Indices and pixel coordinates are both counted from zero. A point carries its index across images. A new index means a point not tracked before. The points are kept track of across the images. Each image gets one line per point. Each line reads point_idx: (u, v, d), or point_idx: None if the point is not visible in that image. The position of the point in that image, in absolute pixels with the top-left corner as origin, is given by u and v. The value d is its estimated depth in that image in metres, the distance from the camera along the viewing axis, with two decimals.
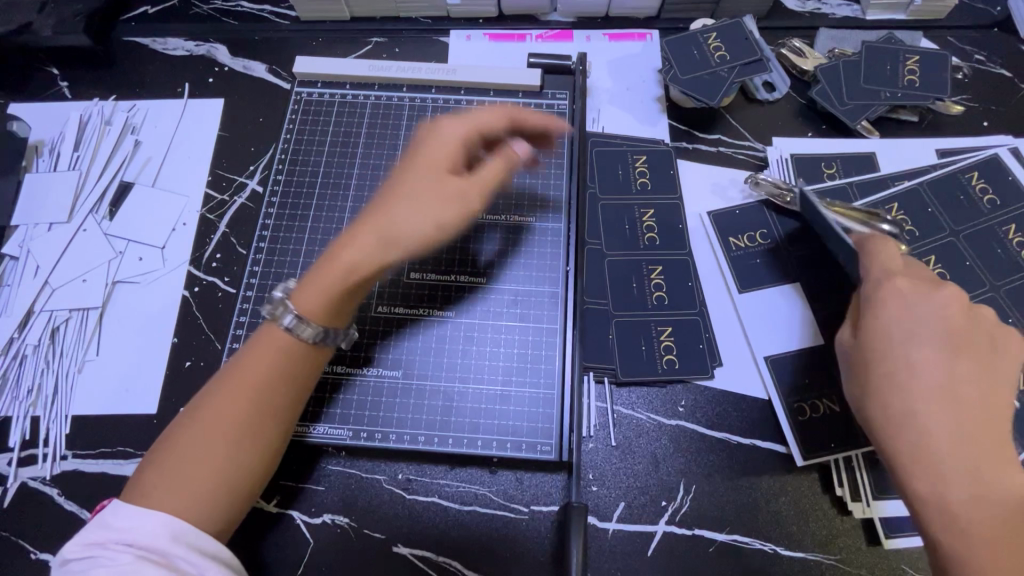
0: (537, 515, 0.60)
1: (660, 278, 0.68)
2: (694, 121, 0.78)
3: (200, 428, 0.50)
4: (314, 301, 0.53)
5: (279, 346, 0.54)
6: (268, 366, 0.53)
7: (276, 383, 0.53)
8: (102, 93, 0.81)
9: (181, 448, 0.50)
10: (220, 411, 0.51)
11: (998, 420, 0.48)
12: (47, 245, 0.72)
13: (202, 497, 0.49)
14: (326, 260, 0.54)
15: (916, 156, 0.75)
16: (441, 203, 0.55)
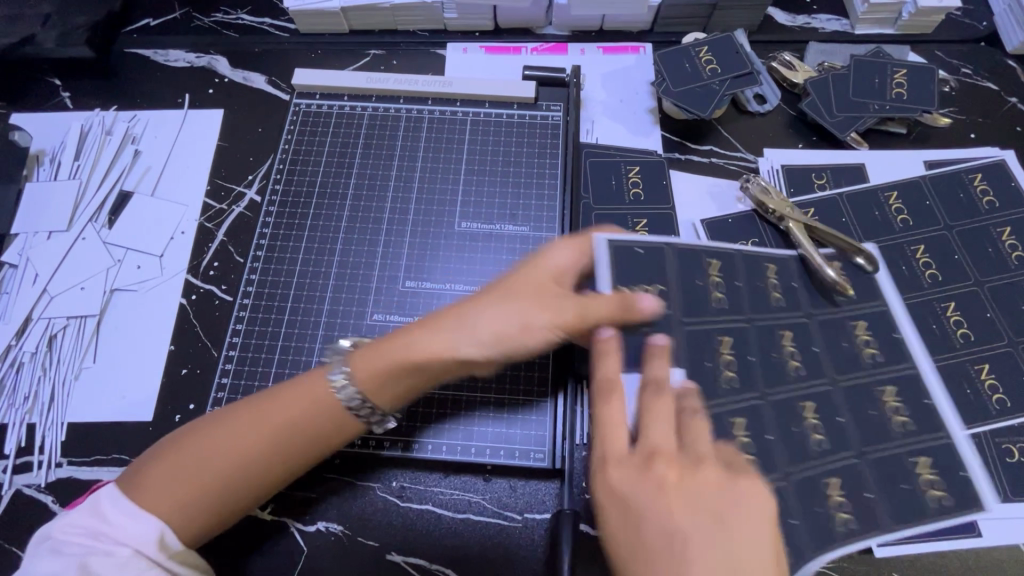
0: (530, 523, 0.61)
1: (668, 272, 0.57)
2: (687, 133, 0.79)
3: (214, 443, 0.52)
4: (371, 372, 0.54)
5: (316, 395, 0.54)
6: (295, 411, 0.53)
7: (297, 430, 0.53)
8: (104, 103, 0.82)
9: (181, 454, 0.52)
10: (234, 439, 0.52)
11: (722, 559, 0.43)
12: (47, 253, 0.72)
13: (185, 510, 0.51)
14: (392, 337, 0.55)
15: (904, 167, 0.76)
16: (532, 303, 0.53)
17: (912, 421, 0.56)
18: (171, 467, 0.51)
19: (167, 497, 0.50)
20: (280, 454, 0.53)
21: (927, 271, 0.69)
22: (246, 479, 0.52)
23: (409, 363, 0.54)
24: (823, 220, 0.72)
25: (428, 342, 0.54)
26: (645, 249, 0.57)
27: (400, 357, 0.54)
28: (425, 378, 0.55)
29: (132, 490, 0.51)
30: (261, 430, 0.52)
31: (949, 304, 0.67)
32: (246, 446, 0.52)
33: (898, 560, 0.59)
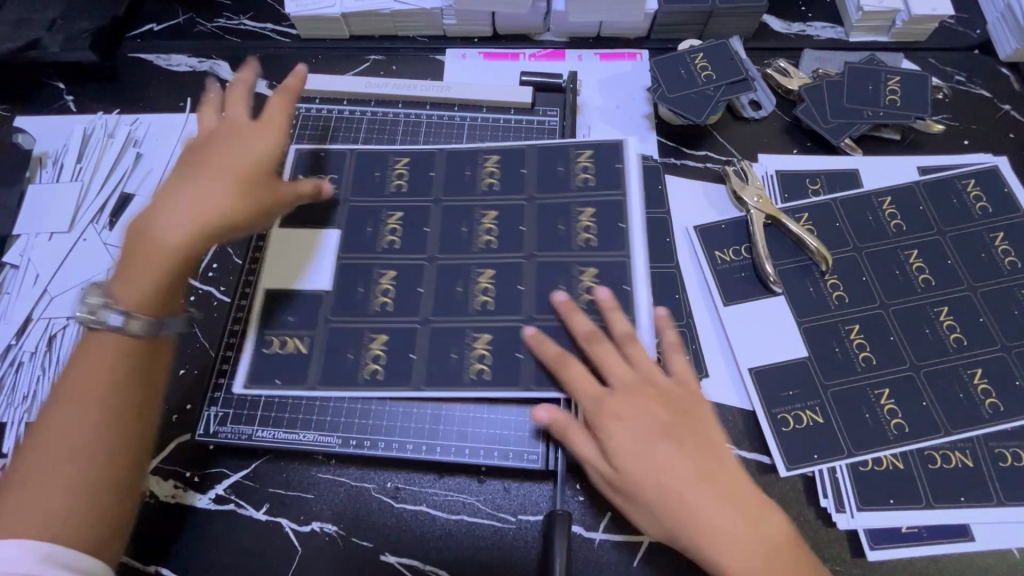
0: (524, 524, 0.61)
1: (404, 168, 0.71)
2: (682, 138, 0.80)
3: (58, 433, 0.49)
4: (146, 289, 0.52)
5: (102, 343, 0.51)
6: (102, 367, 0.51)
7: (113, 387, 0.51)
8: (107, 107, 0.83)
9: (45, 467, 0.48)
10: (64, 427, 0.49)
11: (711, 461, 0.54)
12: (48, 254, 0.73)
13: (63, 515, 0.47)
14: (139, 250, 0.53)
15: (898, 172, 0.77)
16: (246, 160, 0.59)
17: (907, 423, 0.62)
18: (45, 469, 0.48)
19: (49, 502, 0.47)
20: (127, 422, 0.51)
21: (920, 275, 0.69)
22: (114, 456, 0.50)
23: (174, 262, 0.53)
24: (817, 225, 0.73)
25: (173, 220, 0.54)
26: (328, 153, 0.73)
27: (155, 263, 0.53)
28: (181, 272, 0.54)
29: (3, 521, 0.46)
30: (80, 404, 0.50)
31: (941, 309, 0.68)
32: (85, 428, 0.49)
33: (891, 564, 0.59)
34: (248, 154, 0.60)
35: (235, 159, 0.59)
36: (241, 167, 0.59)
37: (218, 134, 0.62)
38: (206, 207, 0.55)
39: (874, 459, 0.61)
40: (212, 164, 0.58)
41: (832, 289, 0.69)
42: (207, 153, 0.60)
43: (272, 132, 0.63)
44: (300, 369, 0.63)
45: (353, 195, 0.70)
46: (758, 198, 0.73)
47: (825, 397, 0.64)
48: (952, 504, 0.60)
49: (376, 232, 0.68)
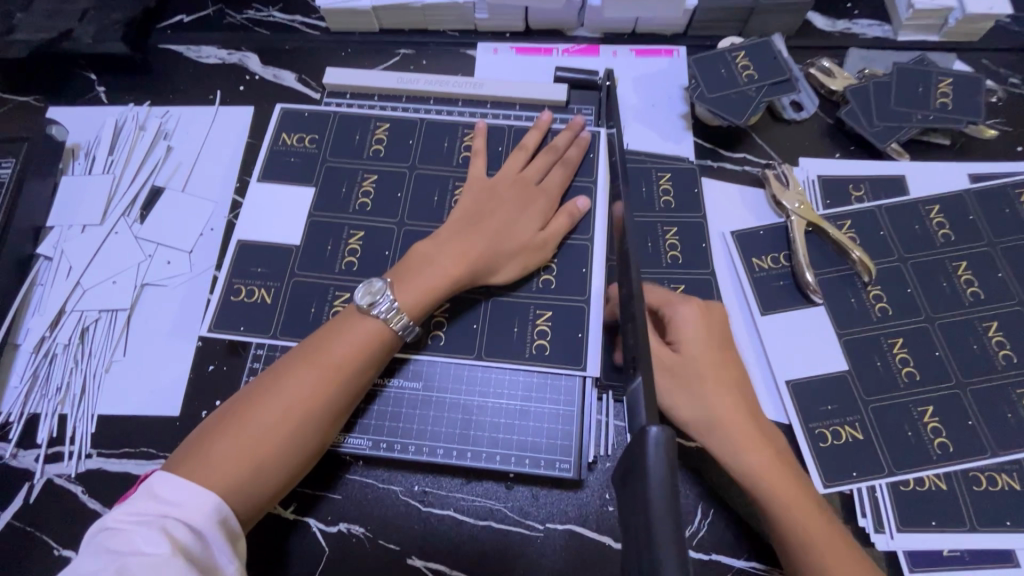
0: (551, 532, 0.60)
1: (384, 133, 0.74)
2: (720, 140, 0.77)
3: (266, 408, 0.54)
4: (415, 300, 0.59)
5: (368, 334, 0.57)
6: (354, 353, 0.57)
7: (344, 377, 0.56)
8: (138, 98, 0.83)
9: (247, 424, 0.53)
10: (279, 395, 0.54)
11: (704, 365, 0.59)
12: (80, 246, 0.73)
13: (239, 482, 0.51)
14: (432, 267, 0.60)
15: (948, 179, 0.73)
16: (524, 220, 0.65)
17: (950, 443, 0.60)
18: (239, 438, 0.52)
19: (232, 467, 0.51)
20: (321, 423, 0.55)
21: (968, 288, 0.67)
22: (296, 449, 0.54)
23: (444, 285, 0.60)
24: (859, 233, 0.70)
25: (443, 257, 0.61)
26: (312, 113, 0.75)
27: (430, 276, 0.60)
28: (451, 291, 0.61)
29: (199, 469, 0.50)
30: (304, 396, 0.55)
31: (990, 325, 0.65)
32: (282, 414, 0.54)
33: None
34: (524, 224, 0.65)
35: (518, 228, 0.64)
36: (512, 241, 0.63)
37: (500, 192, 0.66)
38: (479, 260, 0.62)
39: (915, 479, 0.59)
40: (488, 225, 0.63)
41: (875, 301, 0.67)
42: (491, 203, 0.65)
43: (537, 208, 0.66)
44: (261, 321, 0.66)
45: (332, 154, 0.73)
46: (800, 204, 0.70)
47: (865, 413, 0.62)
48: (998, 529, 0.57)
49: (348, 191, 0.71)
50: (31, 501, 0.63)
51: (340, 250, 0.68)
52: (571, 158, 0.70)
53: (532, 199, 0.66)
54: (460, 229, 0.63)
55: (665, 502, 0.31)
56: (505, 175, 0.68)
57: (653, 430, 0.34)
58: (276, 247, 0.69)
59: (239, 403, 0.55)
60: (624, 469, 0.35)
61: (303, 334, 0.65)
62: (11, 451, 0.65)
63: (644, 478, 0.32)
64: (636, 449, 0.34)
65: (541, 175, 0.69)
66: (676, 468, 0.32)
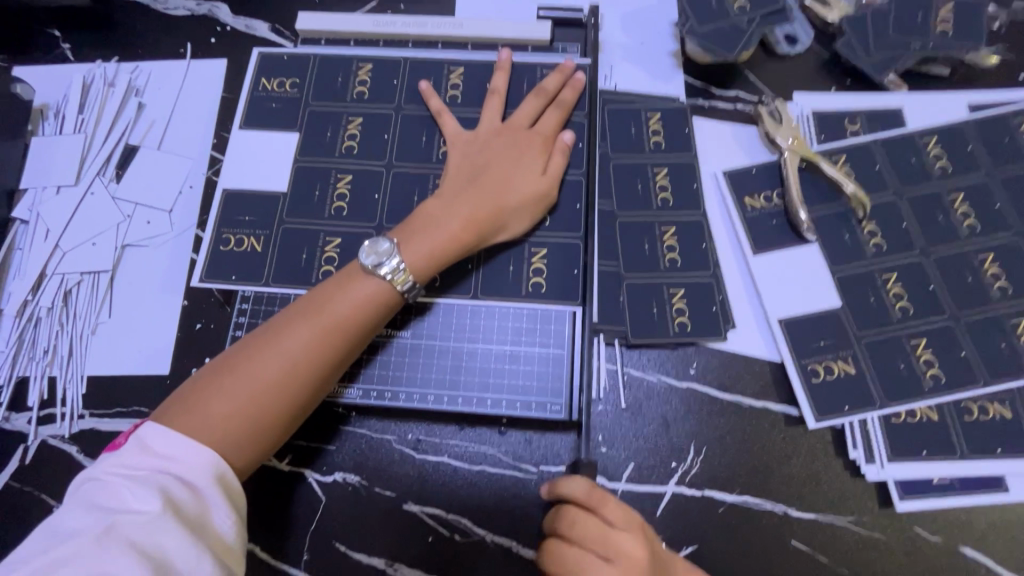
0: (545, 475, 0.60)
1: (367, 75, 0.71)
2: (712, 77, 0.74)
3: (262, 363, 0.52)
4: (426, 266, 0.58)
5: (367, 293, 0.56)
6: (351, 312, 0.55)
7: (341, 335, 0.55)
8: (105, 54, 0.79)
9: (241, 378, 0.52)
10: (274, 350, 0.53)
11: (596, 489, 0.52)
12: (57, 208, 0.72)
13: (240, 438, 0.51)
14: (440, 231, 0.59)
15: (947, 110, 0.71)
16: (522, 167, 0.63)
17: (943, 373, 0.60)
18: (238, 394, 0.51)
19: (226, 422, 0.50)
20: (319, 382, 0.54)
21: (965, 221, 0.65)
22: (295, 408, 0.54)
23: (452, 248, 0.59)
24: (854, 167, 0.68)
25: (449, 218, 0.59)
26: (291, 57, 0.72)
27: (437, 240, 0.58)
28: (460, 254, 0.59)
29: (193, 421, 0.50)
30: (299, 354, 0.53)
31: (987, 257, 0.64)
32: (282, 370, 0.53)
33: (922, 516, 0.57)
34: (523, 173, 0.62)
35: (518, 179, 0.62)
36: (515, 194, 0.61)
37: (492, 145, 0.64)
38: (486, 218, 0.60)
39: (906, 411, 0.60)
40: (488, 181, 0.61)
41: (869, 236, 0.65)
42: (487, 158, 0.63)
43: (533, 155, 0.64)
44: (248, 268, 0.65)
45: (313, 99, 0.70)
46: (793, 139, 0.68)
47: (858, 348, 0.61)
48: (987, 456, 0.58)
49: (333, 134, 0.69)
50: (27, 462, 0.63)
51: (322, 201, 0.66)
52: (564, 100, 0.67)
53: (527, 145, 0.64)
54: (463, 187, 0.61)
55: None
56: (490, 130, 0.65)
57: None
58: (256, 198, 0.67)
59: (234, 355, 0.54)
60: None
61: (294, 282, 0.64)
62: (4, 414, 0.65)
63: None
64: None
65: (532, 120, 0.66)
66: None
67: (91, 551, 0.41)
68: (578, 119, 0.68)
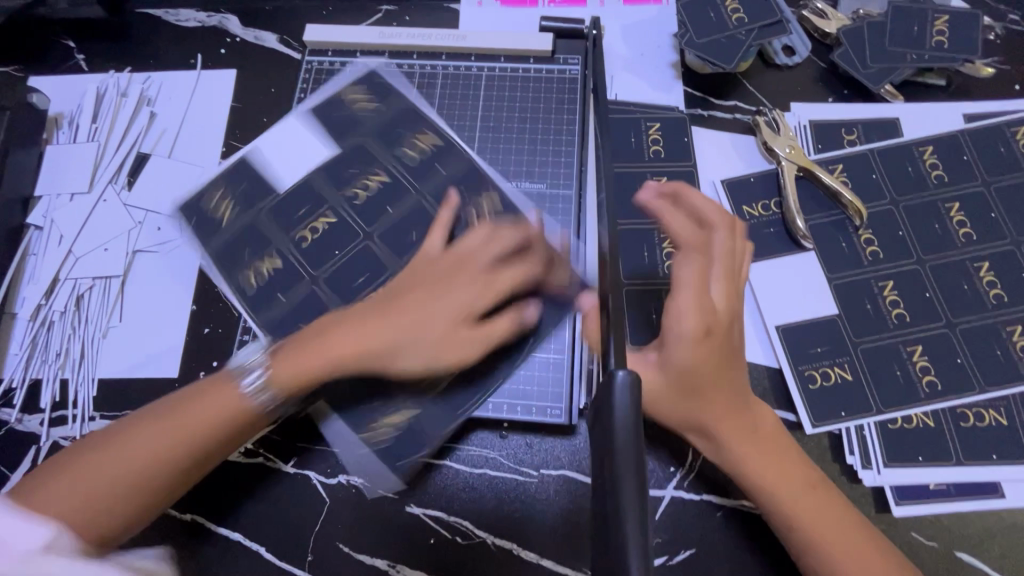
0: (546, 478, 0.61)
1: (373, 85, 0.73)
2: (711, 87, 0.75)
3: (142, 434, 0.52)
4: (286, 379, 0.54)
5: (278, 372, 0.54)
6: (262, 380, 0.54)
7: (233, 406, 0.54)
8: (119, 65, 0.82)
9: (118, 448, 0.52)
10: (174, 419, 0.53)
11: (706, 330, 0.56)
12: (70, 215, 0.73)
13: (93, 503, 0.50)
14: (324, 354, 0.54)
15: (943, 120, 0.72)
16: (456, 297, 0.56)
17: (939, 380, 0.61)
18: (127, 460, 0.51)
19: (86, 488, 0.50)
20: (207, 450, 0.53)
21: (961, 229, 0.66)
22: (179, 474, 0.53)
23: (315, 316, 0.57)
24: (852, 176, 0.69)
25: (336, 346, 0.54)
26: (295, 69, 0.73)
27: (313, 363, 0.54)
28: (361, 367, 0.55)
29: (53, 485, 0.50)
30: (197, 424, 0.53)
31: (983, 265, 0.65)
32: (173, 438, 0.52)
33: (918, 521, 0.58)
34: (460, 314, 0.55)
35: (443, 307, 0.55)
36: (438, 317, 0.55)
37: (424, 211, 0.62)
38: (373, 348, 0.54)
39: (903, 417, 0.60)
40: (410, 309, 0.55)
41: (866, 244, 0.66)
42: (412, 281, 0.58)
43: (476, 268, 0.57)
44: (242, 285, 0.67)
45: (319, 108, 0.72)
46: (791, 148, 0.69)
47: (855, 354, 0.62)
48: (982, 462, 0.59)
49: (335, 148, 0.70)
50: (39, 463, 0.65)
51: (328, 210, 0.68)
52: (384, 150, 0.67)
53: (466, 276, 0.57)
54: (362, 311, 0.57)
55: (629, 439, 0.31)
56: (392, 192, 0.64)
57: (620, 373, 0.33)
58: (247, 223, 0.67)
59: (121, 425, 0.53)
60: (592, 407, 0.34)
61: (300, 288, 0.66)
62: (17, 415, 0.67)
63: (610, 425, 0.32)
64: (602, 392, 0.33)
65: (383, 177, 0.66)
66: (642, 410, 0.32)
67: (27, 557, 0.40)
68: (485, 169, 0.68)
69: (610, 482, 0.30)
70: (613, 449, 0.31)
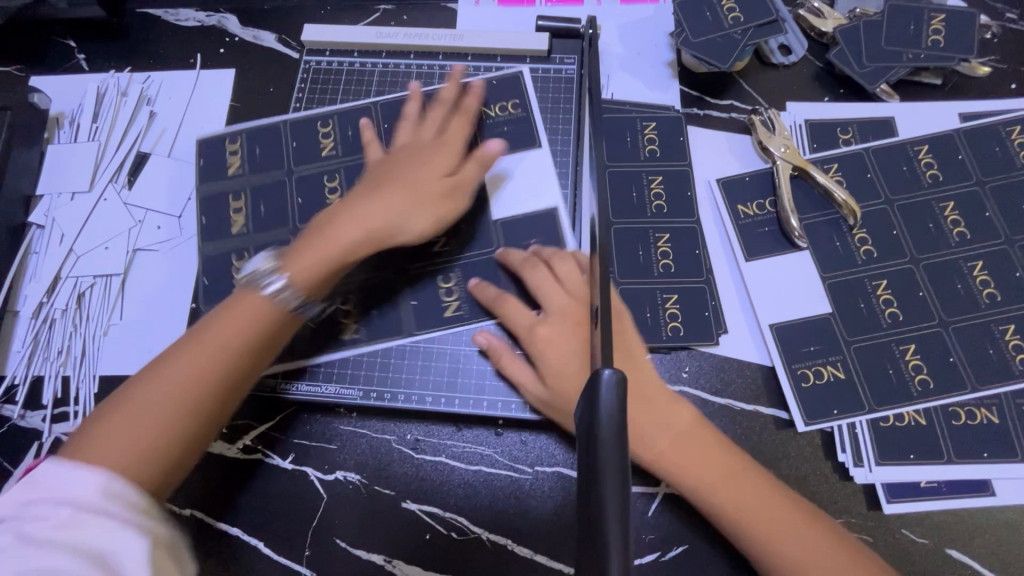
0: (540, 475, 0.62)
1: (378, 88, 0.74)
2: (708, 87, 0.76)
3: (214, 332, 0.54)
4: (184, 387, 0.51)
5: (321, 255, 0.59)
6: (307, 267, 0.58)
7: (304, 288, 0.57)
8: (119, 64, 0.82)
9: (199, 346, 0.53)
10: (231, 315, 0.55)
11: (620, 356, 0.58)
12: (71, 214, 0.74)
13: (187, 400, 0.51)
14: (194, 367, 0.52)
15: (939, 119, 0.72)
16: (310, 263, 0.58)
17: (931, 379, 0.61)
18: (191, 360, 0.52)
19: (179, 386, 0.51)
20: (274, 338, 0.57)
21: (955, 229, 0.66)
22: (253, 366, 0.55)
23: (328, 257, 0.59)
24: (846, 175, 0.70)
25: (210, 346, 0.53)
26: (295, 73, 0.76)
27: (193, 368, 0.52)
28: (231, 373, 0.53)
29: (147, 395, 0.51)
30: (251, 313, 0.55)
31: (976, 264, 0.65)
32: (238, 332, 0.54)
33: (909, 518, 0.58)
34: (307, 294, 0.57)
35: (299, 286, 0.57)
36: (294, 304, 0.57)
37: (401, 159, 0.65)
38: (243, 346, 0.54)
39: (895, 415, 0.61)
40: (262, 297, 0.56)
41: (860, 243, 0.67)
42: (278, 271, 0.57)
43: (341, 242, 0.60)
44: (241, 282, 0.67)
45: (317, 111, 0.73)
46: (785, 148, 0.70)
47: (847, 353, 0.63)
48: (974, 460, 0.59)
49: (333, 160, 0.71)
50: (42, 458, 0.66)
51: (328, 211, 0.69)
52: (468, 108, 0.69)
53: (321, 251, 0.59)
54: (221, 310, 0.56)
55: (612, 435, 0.32)
56: (405, 146, 0.67)
57: (605, 374, 0.34)
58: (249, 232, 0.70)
59: (200, 325, 0.55)
60: (579, 406, 0.36)
61: None
62: (20, 411, 0.68)
63: (594, 421, 0.33)
64: (588, 391, 0.35)
65: (439, 131, 0.68)
66: (626, 410, 0.33)
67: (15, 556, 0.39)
68: (491, 119, 0.71)
69: (593, 480, 0.31)
70: (597, 444, 0.32)
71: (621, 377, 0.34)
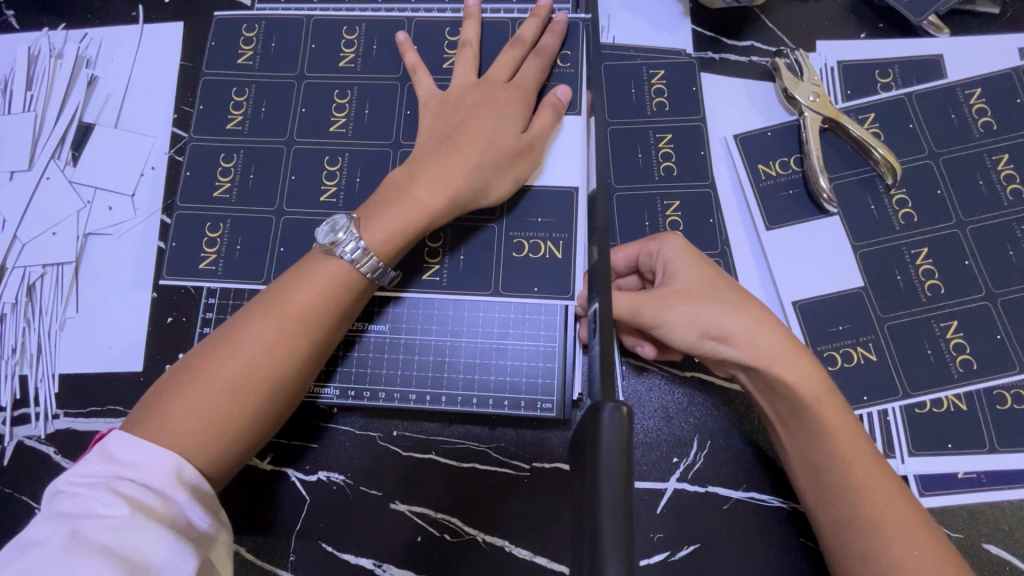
0: (539, 471, 0.57)
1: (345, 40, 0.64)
2: (724, 25, 0.65)
3: (220, 368, 0.47)
4: (198, 431, 0.45)
5: (334, 275, 0.50)
6: (317, 292, 0.50)
7: (315, 317, 0.49)
8: (50, 20, 0.72)
9: (204, 384, 0.46)
10: (236, 348, 0.47)
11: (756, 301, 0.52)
12: (13, 197, 0.67)
13: (203, 439, 0.45)
14: (204, 409, 0.45)
15: (994, 56, 0.62)
16: (318, 287, 0.50)
17: (974, 359, 0.55)
18: (201, 400, 0.46)
19: (191, 429, 0.45)
20: (295, 375, 0.49)
21: (1008, 186, 0.58)
22: (274, 404, 0.48)
23: (424, 218, 0.52)
24: (884, 127, 0.61)
25: (218, 387, 0.46)
26: (247, 23, 0.65)
27: (202, 409, 0.45)
28: (248, 414, 0.47)
29: (154, 431, 0.44)
30: (262, 348, 0.48)
31: None
32: (248, 369, 0.47)
33: (945, 513, 0.53)
34: (321, 323, 0.50)
35: (309, 313, 0.49)
36: (308, 335, 0.49)
37: (466, 101, 0.57)
38: (258, 387, 0.47)
39: (932, 400, 0.55)
40: (271, 327, 0.48)
41: (898, 206, 0.58)
42: (280, 297, 0.49)
43: (343, 263, 0.51)
44: (200, 269, 0.61)
45: (275, 70, 0.64)
46: (816, 96, 0.60)
47: (881, 332, 0.56)
48: (1017, 447, 0.53)
49: (323, 110, 0.63)
50: (3, 463, 0.61)
51: (299, 187, 0.61)
52: (545, 47, 0.60)
53: (328, 269, 0.50)
54: (224, 341, 0.48)
55: (616, 492, 0.24)
56: (464, 86, 0.58)
57: (608, 407, 0.26)
58: (220, 190, 0.62)
59: (199, 358, 0.48)
60: (576, 442, 0.28)
61: (265, 273, 0.60)
62: None
63: (592, 471, 0.25)
64: (585, 426, 0.27)
65: (511, 73, 0.59)
66: (633, 453, 0.25)
67: (57, 559, 0.38)
68: (563, 69, 0.61)
69: (587, 559, 0.23)
70: (595, 500, 0.24)
71: (628, 411, 0.26)
